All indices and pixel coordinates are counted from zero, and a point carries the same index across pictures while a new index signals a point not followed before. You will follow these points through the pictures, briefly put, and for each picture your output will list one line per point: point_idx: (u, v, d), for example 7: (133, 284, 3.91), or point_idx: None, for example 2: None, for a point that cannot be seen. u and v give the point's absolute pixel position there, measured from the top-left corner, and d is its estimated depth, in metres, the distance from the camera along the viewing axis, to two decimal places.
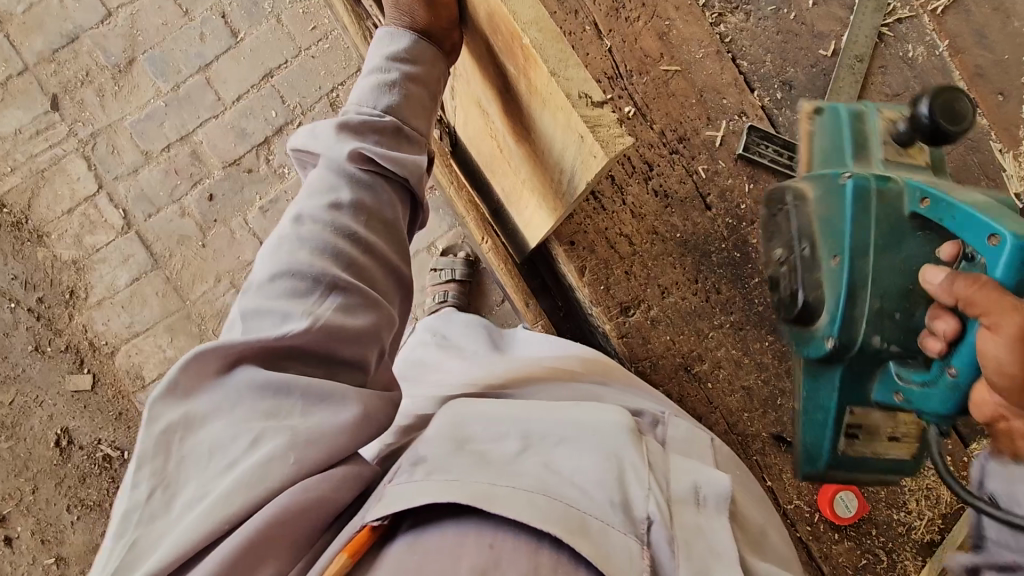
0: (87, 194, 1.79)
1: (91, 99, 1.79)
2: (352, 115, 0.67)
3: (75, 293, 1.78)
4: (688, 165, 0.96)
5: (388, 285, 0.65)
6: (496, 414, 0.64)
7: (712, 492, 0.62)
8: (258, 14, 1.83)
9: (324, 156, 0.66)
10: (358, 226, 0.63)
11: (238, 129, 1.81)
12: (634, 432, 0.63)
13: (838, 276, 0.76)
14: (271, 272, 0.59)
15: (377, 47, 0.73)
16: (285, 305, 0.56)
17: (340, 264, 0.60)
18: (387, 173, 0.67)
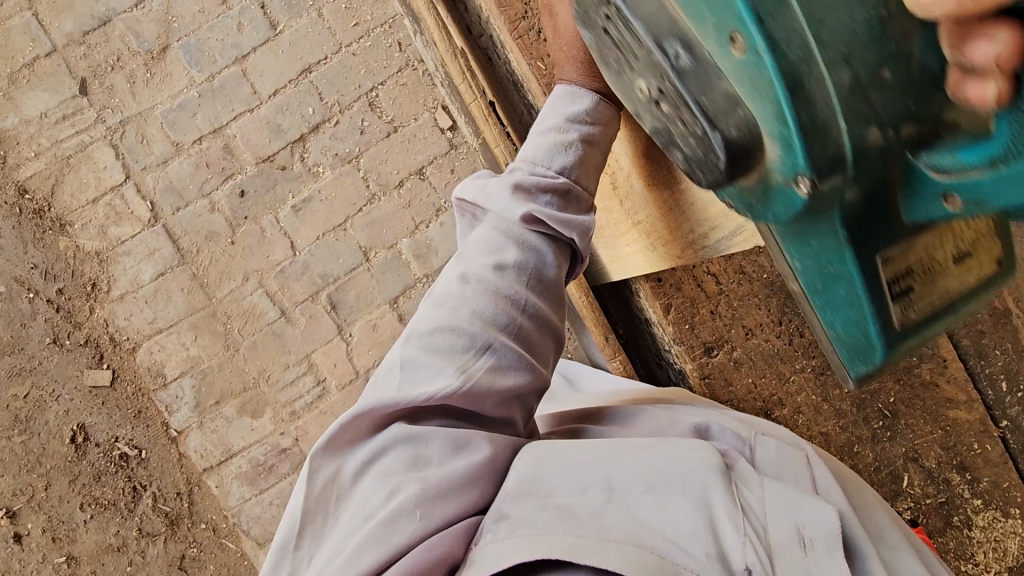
0: (114, 183, 1.73)
1: (122, 85, 1.73)
2: (527, 176, 0.65)
3: (98, 285, 1.72)
4: None
5: (543, 341, 0.64)
6: (576, 447, 0.58)
7: (819, 532, 0.57)
8: (298, 7, 1.76)
9: (490, 220, 0.65)
10: (522, 287, 0.62)
11: (273, 125, 1.75)
12: (724, 474, 0.57)
13: (761, 75, 0.37)
14: (433, 324, 0.60)
15: (552, 102, 0.67)
16: (441, 361, 0.57)
17: (498, 326, 0.60)
18: (556, 235, 0.66)
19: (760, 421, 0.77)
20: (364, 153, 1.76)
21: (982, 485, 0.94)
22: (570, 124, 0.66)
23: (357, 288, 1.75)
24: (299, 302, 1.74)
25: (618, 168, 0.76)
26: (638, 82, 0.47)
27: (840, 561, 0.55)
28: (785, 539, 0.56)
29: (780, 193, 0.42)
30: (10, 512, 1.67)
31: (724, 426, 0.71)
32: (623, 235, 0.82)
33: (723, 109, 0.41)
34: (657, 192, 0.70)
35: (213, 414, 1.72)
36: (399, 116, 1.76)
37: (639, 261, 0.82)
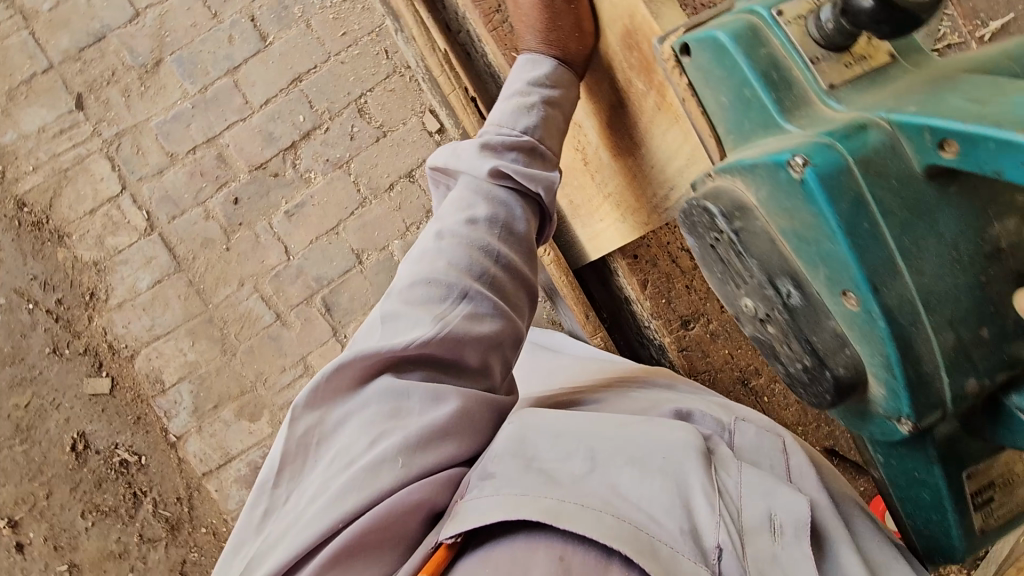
0: (111, 194, 1.77)
1: (117, 99, 1.78)
2: (493, 136, 0.70)
3: (96, 294, 1.76)
4: None
5: (517, 294, 0.68)
6: (564, 424, 0.60)
7: (789, 518, 0.59)
8: (287, 18, 1.82)
9: (463, 182, 0.69)
10: (494, 240, 0.66)
11: (265, 133, 1.80)
12: (705, 455, 0.59)
13: (876, 336, 0.48)
14: (412, 281, 0.64)
15: (517, 70, 0.72)
16: (420, 311, 0.60)
17: (473, 276, 0.63)
18: (523, 190, 0.70)
19: (739, 406, 0.80)
20: (354, 158, 1.80)
21: None
22: (533, 88, 0.70)
23: (351, 290, 1.78)
24: (294, 305, 1.77)
25: (588, 143, 0.81)
26: (744, 301, 0.56)
27: (805, 548, 0.57)
28: (757, 523, 0.58)
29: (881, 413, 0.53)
30: (12, 521, 1.69)
31: (704, 411, 0.74)
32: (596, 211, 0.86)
33: (833, 347, 0.51)
34: (627, 162, 0.75)
35: (211, 418, 1.74)
36: (387, 121, 1.80)
37: (611, 233, 0.86)
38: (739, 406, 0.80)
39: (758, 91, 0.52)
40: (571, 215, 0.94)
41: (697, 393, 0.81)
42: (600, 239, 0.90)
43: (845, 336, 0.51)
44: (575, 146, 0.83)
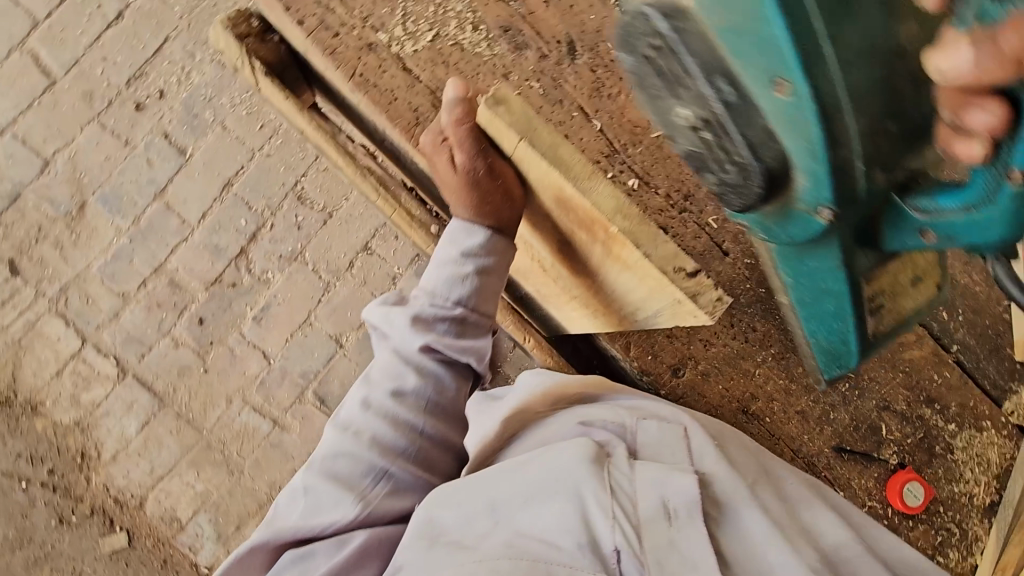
0: (72, 351, 1.72)
1: (51, 254, 1.72)
2: (427, 309, 0.79)
3: (87, 454, 1.71)
4: (699, 221, 0.95)
5: (434, 451, 0.82)
6: (469, 495, 0.70)
7: (680, 501, 0.64)
8: (201, 126, 1.77)
9: (393, 351, 0.81)
10: (419, 412, 0.80)
11: (211, 247, 1.76)
12: (592, 468, 0.66)
13: (802, 119, 0.44)
14: (336, 451, 0.77)
15: (452, 232, 0.77)
16: (343, 487, 0.75)
17: (397, 451, 0.78)
18: (454, 360, 0.82)
19: (646, 402, 0.82)
20: (306, 247, 1.78)
21: (952, 409, 1.02)
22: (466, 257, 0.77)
23: (340, 375, 1.76)
24: (288, 407, 1.75)
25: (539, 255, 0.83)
26: (679, 110, 0.49)
27: (698, 526, 0.62)
28: (651, 512, 0.63)
29: (801, 213, 0.51)
30: None
31: (610, 418, 0.77)
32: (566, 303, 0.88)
33: (763, 139, 0.47)
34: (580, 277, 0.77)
35: (238, 540, 1.71)
36: (329, 201, 1.78)
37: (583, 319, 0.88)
38: (652, 399, 0.83)
39: None
40: (542, 298, 0.95)
41: (621, 399, 0.83)
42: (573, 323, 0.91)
43: (772, 130, 0.47)
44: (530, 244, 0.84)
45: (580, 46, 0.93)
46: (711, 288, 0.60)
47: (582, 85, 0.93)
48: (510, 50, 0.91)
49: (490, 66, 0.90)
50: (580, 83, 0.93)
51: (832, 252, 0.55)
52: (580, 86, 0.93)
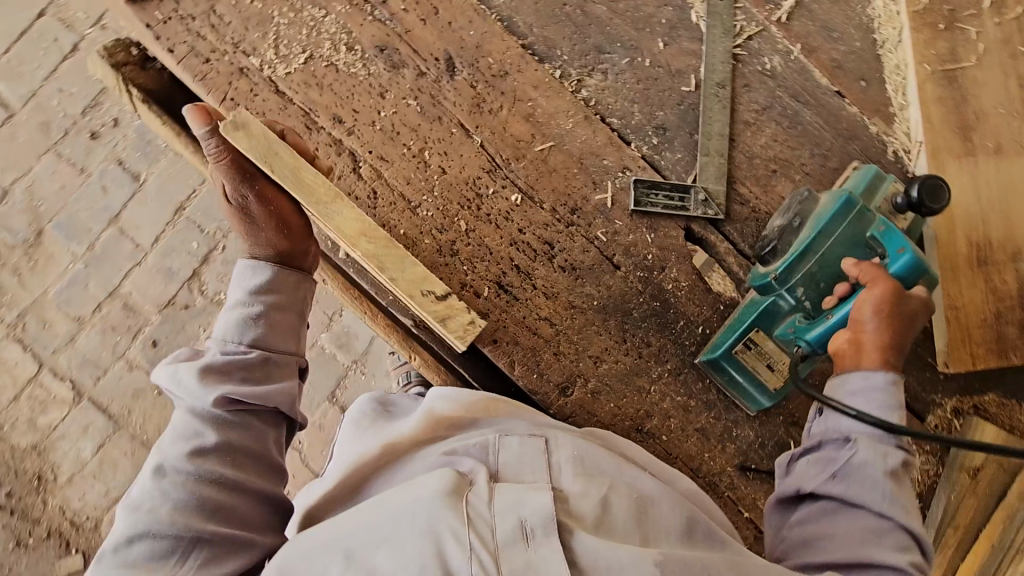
0: (30, 375, 1.75)
1: (9, 281, 1.76)
2: (217, 357, 0.78)
3: (44, 477, 1.73)
4: (587, 234, 0.93)
5: (247, 509, 0.72)
6: (317, 536, 0.63)
7: (537, 520, 0.59)
8: (154, 152, 1.81)
9: (189, 409, 0.75)
10: (224, 466, 0.72)
11: (164, 270, 1.79)
12: (452, 496, 0.61)
13: (794, 255, 0.84)
14: (129, 536, 0.66)
15: (240, 274, 0.84)
16: (145, 569, 0.64)
17: (204, 514, 0.68)
18: (256, 408, 0.77)
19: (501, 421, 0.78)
20: None
21: None
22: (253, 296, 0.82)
23: None
24: None
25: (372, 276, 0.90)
26: (775, 221, 0.91)
27: (556, 545, 0.57)
28: (508, 537, 0.58)
29: (765, 273, 0.87)
30: None
31: (469, 444, 0.72)
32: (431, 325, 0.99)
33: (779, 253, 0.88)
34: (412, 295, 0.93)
35: None
36: None
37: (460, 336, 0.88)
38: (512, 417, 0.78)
39: (862, 185, 0.89)
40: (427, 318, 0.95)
41: (488, 421, 0.79)
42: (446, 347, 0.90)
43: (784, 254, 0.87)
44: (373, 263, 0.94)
45: (458, 62, 0.94)
46: (461, 313, 0.84)
47: (461, 101, 0.93)
48: (386, 69, 0.92)
49: (365, 85, 0.91)
50: (459, 100, 0.93)
51: (759, 306, 0.89)
52: (459, 102, 0.93)
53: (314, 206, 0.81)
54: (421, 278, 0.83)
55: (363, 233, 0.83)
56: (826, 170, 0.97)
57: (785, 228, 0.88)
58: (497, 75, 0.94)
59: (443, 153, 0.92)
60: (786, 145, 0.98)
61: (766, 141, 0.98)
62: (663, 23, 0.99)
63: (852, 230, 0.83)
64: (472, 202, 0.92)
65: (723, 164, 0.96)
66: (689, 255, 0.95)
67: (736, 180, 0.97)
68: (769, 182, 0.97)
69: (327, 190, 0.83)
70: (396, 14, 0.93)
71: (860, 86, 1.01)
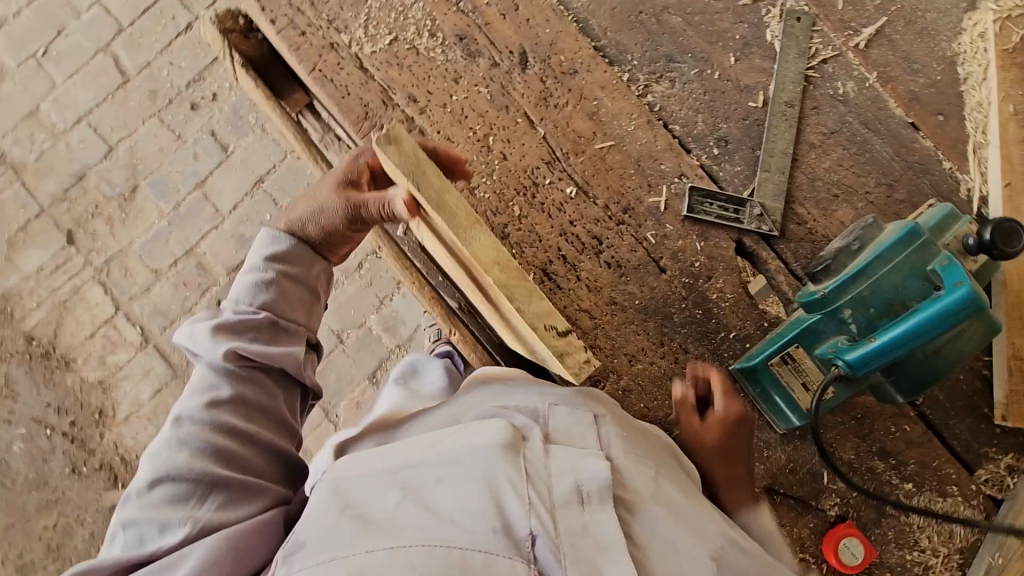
0: (106, 317, 1.90)
1: (102, 229, 1.93)
2: (229, 316, 0.81)
3: (105, 412, 1.87)
4: (637, 234, 0.95)
5: (257, 459, 0.76)
6: (375, 470, 0.67)
7: (594, 486, 0.64)
8: (244, 127, 1.95)
9: (205, 363, 0.79)
10: (237, 417, 0.76)
11: (237, 237, 1.91)
12: (511, 450, 0.65)
13: (845, 279, 0.83)
14: (150, 481, 0.70)
15: (260, 244, 0.87)
16: (165, 511, 0.67)
17: (219, 459, 0.72)
18: (264, 366, 0.81)
19: (541, 387, 0.81)
20: None
21: (911, 467, 0.93)
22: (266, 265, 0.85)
23: (336, 368, 1.84)
24: None
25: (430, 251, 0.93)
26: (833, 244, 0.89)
27: (611, 512, 0.63)
28: (566, 495, 0.63)
29: (810, 291, 0.86)
30: None
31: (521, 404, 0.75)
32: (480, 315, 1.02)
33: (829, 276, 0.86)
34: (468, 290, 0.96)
35: None
36: None
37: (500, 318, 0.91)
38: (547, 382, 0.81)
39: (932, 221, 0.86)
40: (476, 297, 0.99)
41: (532, 384, 0.81)
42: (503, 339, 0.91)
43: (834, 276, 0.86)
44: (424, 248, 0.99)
45: (531, 57, 0.98)
46: (580, 350, 0.70)
47: (529, 95, 0.97)
48: (463, 57, 0.98)
49: (441, 70, 0.97)
50: (528, 92, 0.97)
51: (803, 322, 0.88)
52: (527, 95, 0.98)
53: (456, 232, 0.71)
54: (549, 314, 0.70)
55: (497, 261, 0.70)
56: (891, 200, 0.95)
57: (842, 249, 0.86)
58: (567, 73, 0.98)
59: (506, 141, 0.96)
60: (851, 171, 0.96)
61: (830, 165, 0.97)
62: (737, 38, 1.00)
63: (908, 261, 0.81)
64: (527, 189, 0.95)
65: (783, 182, 0.95)
66: (737, 268, 0.95)
67: (795, 200, 0.96)
68: (828, 206, 0.96)
69: (470, 214, 0.72)
70: (479, 6, 0.99)
71: (937, 120, 0.97)
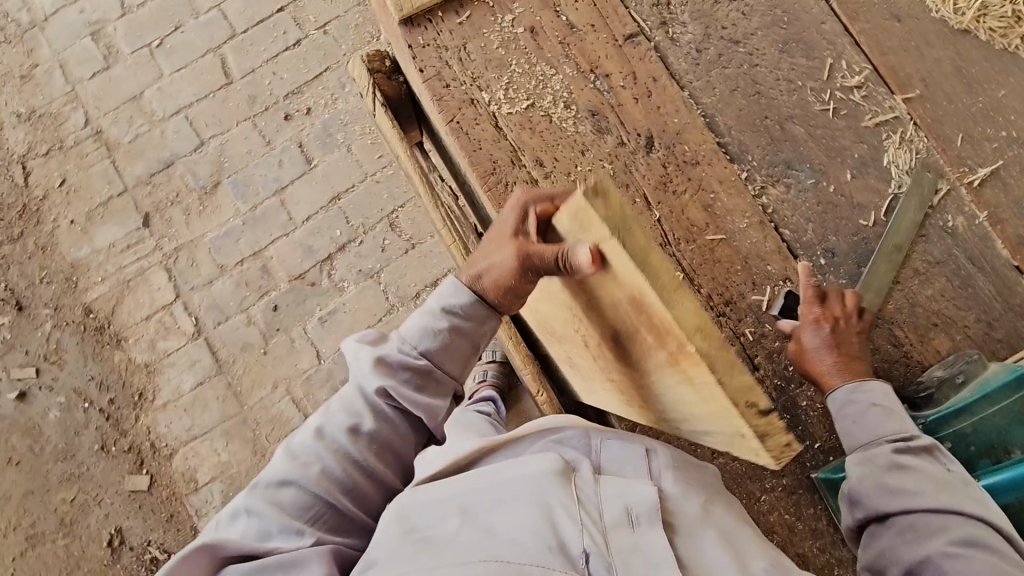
0: (165, 302, 1.94)
1: (178, 218, 1.98)
2: (394, 353, 0.82)
3: (144, 396, 1.89)
4: (736, 328, 0.97)
5: (372, 493, 0.80)
6: (437, 494, 0.74)
7: (641, 509, 0.74)
8: (331, 144, 2.02)
9: (355, 384, 0.82)
10: (369, 452, 0.80)
11: (305, 247, 1.96)
12: (563, 478, 0.74)
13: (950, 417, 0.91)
14: (281, 479, 0.76)
15: (443, 290, 0.83)
16: (286, 516, 0.73)
17: (342, 488, 0.77)
18: (408, 411, 0.82)
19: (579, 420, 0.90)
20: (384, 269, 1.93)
21: None
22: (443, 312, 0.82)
23: None
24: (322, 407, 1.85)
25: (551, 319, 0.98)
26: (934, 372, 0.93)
27: (659, 532, 0.72)
28: (616, 520, 0.72)
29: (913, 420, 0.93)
30: None
31: (566, 440, 0.85)
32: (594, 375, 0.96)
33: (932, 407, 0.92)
34: (591, 346, 0.87)
35: None
36: (417, 234, 1.95)
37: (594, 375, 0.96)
38: (586, 420, 0.90)
39: None
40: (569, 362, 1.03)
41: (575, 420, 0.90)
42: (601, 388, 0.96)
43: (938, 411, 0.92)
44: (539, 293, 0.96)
45: (657, 142, 1.03)
46: (781, 434, 0.64)
47: (650, 178, 1.02)
48: (593, 132, 1.02)
49: (571, 140, 1.02)
50: (649, 176, 1.02)
51: None
52: (648, 178, 1.02)
53: (654, 287, 0.58)
54: (750, 391, 0.61)
55: (699, 327, 0.60)
56: (988, 338, 0.96)
57: (946, 380, 0.91)
58: (688, 163, 1.02)
59: None
60: (953, 303, 0.97)
61: (932, 293, 0.98)
62: (855, 157, 1.03)
63: (1013, 404, 0.88)
64: None
65: (884, 303, 0.97)
66: None
67: (894, 321, 0.97)
68: (926, 334, 0.97)
69: (674, 276, 0.60)
70: (615, 88, 1.04)
71: None
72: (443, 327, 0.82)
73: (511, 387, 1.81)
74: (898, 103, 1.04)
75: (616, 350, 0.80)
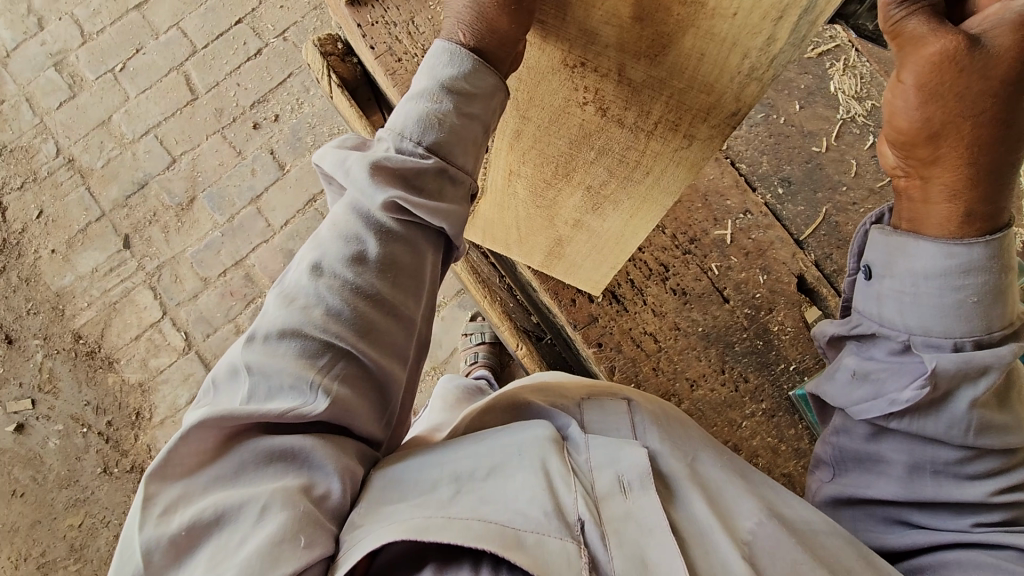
0: (153, 320, 1.95)
1: (158, 236, 2.00)
2: (393, 156, 0.61)
3: (141, 414, 1.89)
4: (702, 263, 0.99)
5: (399, 336, 0.61)
6: (423, 457, 0.59)
7: (634, 475, 0.60)
8: (301, 148, 2.04)
9: (351, 201, 0.60)
10: (383, 285, 0.59)
11: (286, 251, 1.98)
12: (558, 444, 0.59)
13: None
14: (282, 326, 0.55)
15: (432, 58, 0.63)
16: (296, 369, 0.54)
17: (356, 329, 0.57)
18: (422, 224, 0.62)
19: (555, 382, 0.77)
20: None
21: None
22: (437, 87, 0.63)
23: None
24: None
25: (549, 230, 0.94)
26: None
27: (654, 499, 0.58)
28: (608, 488, 0.58)
29: None
30: None
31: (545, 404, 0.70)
32: (649, 155, 0.74)
33: None
34: (638, 74, 0.65)
35: None
36: None
37: (597, 261, 0.95)
38: (569, 386, 0.76)
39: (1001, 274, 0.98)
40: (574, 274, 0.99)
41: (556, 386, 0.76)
42: (622, 224, 0.87)
43: None
44: (549, 114, 0.76)
45: None
46: None
47: None
48: None
49: None
50: None
51: None
52: None
53: None
54: None
55: None
56: None
57: None
58: None
59: None
60: None
61: None
62: (801, 88, 1.07)
63: None
64: None
65: (841, 224, 1.00)
66: (799, 303, 0.97)
67: None
68: None
69: None
70: None
71: None
72: (440, 102, 0.62)
73: (502, 366, 1.83)
74: (836, 33, 1.09)
75: (659, 17, 0.57)
